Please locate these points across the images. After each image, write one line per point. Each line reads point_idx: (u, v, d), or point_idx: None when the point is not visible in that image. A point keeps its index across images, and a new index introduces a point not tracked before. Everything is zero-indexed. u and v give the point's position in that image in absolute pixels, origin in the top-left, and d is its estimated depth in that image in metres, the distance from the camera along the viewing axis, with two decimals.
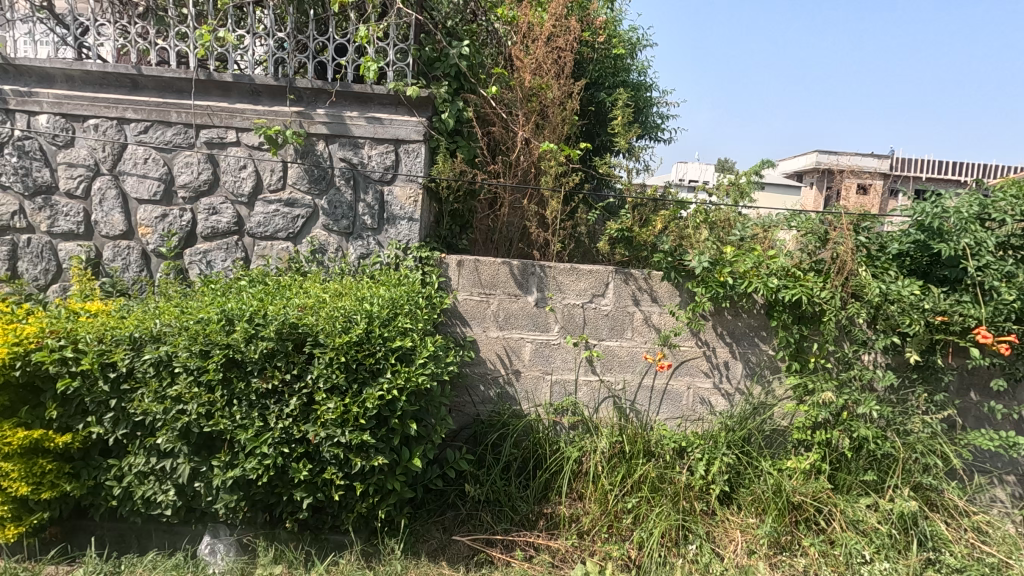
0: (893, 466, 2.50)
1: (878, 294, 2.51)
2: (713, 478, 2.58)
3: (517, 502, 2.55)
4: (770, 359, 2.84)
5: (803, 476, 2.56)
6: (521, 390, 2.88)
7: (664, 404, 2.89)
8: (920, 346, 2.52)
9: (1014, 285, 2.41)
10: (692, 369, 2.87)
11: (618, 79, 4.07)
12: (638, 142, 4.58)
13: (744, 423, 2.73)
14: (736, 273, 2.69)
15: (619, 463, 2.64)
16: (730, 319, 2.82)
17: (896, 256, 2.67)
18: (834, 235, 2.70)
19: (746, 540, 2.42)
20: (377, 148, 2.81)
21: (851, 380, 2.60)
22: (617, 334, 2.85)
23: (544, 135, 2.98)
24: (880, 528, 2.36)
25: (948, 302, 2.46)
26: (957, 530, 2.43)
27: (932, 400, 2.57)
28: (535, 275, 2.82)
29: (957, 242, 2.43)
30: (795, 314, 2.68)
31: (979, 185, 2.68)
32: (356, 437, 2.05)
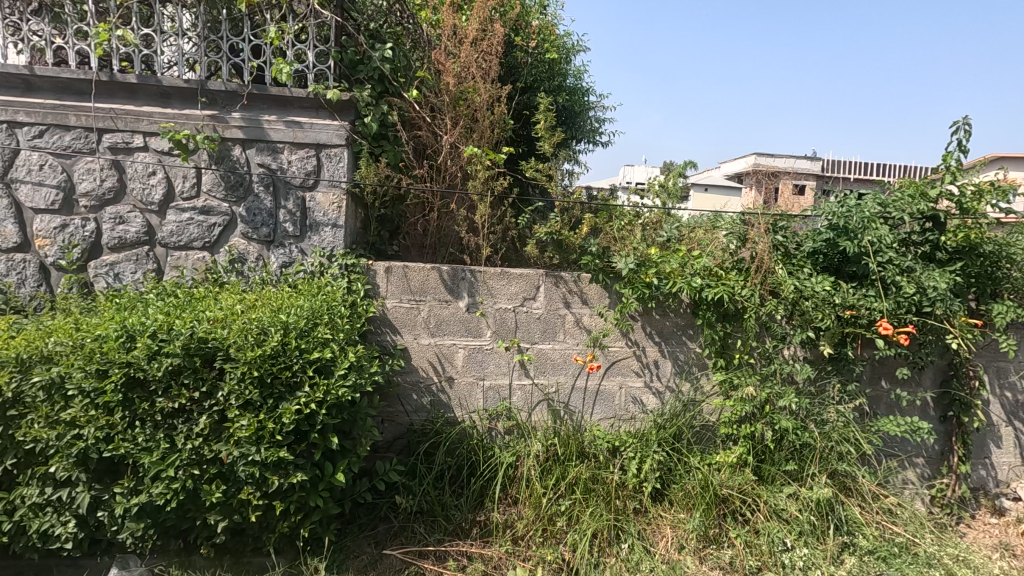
0: (812, 455, 2.60)
1: (793, 291, 2.63)
2: (645, 475, 2.61)
3: (450, 511, 2.51)
4: (698, 357, 2.91)
5: (731, 470, 2.60)
6: (454, 397, 2.85)
7: (598, 405, 2.92)
8: (833, 340, 2.64)
9: (914, 279, 2.57)
10: (623, 369, 2.91)
11: (552, 83, 4.11)
12: (576, 145, 4.64)
13: (674, 420, 2.79)
14: (662, 274, 2.74)
15: (553, 466, 2.65)
16: (658, 318, 2.88)
17: (810, 253, 2.78)
18: (752, 235, 2.81)
19: (676, 536, 2.46)
20: (297, 153, 2.72)
21: (772, 374, 2.69)
22: (549, 336, 2.86)
23: (471, 140, 2.97)
24: (800, 515, 2.46)
25: (856, 296, 2.60)
26: (871, 513, 2.55)
27: (846, 389, 2.70)
28: (465, 279, 2.80)
29: (862, 239, 2.58)
30: (719, 312, 2.76)
31: (883, 185, 2.84)
32: (272, 454, 1.95)
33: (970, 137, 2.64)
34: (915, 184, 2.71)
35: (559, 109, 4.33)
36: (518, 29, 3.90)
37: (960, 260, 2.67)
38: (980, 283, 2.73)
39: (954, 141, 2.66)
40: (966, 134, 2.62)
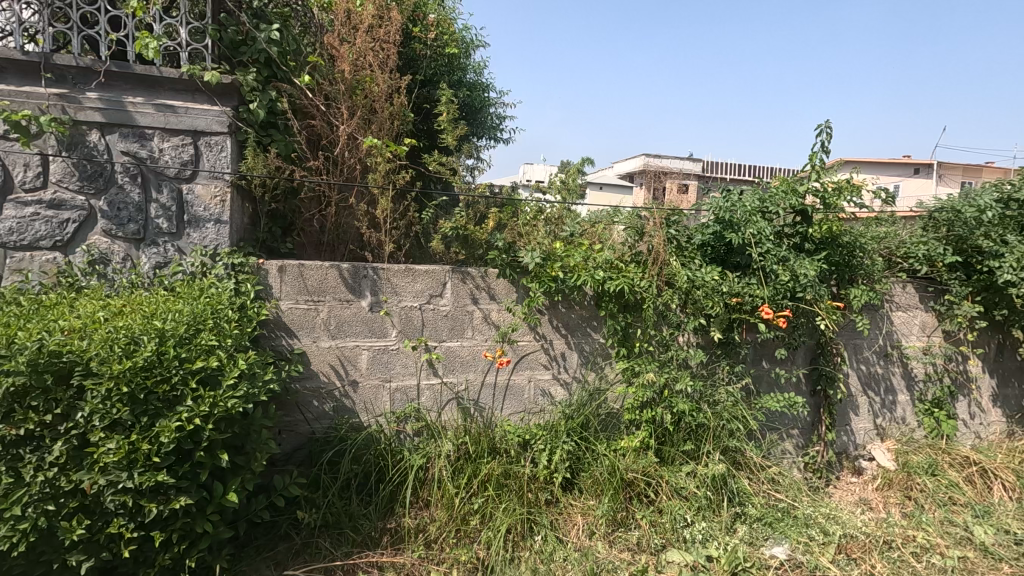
0: (706, 434, 2.78)
1: (686, 281, 2.80)
2: (556, 466, 2.64)
3: (358, 521, 2.38)
4: (601, 347, 3.01)
5: (635, 454, 2.73)
6: (359, 401, 2.71)
7: (507, 400, 2.92)
8: (722, 325, 2.85)
9: (788, 267, 2.83)
10: (532, 362, 2.93)
11: (452, 77, 4.04)
12: (478, 142, 4.65)
13: (581, 409, 2.85)
14: (566, 267, 2.79)
15: (464, 465, 2.61)
16: (564, 311, 2.93)
17: (699, 246, 3.00)
18: (649, 228, 2.96)
19: (587, 523, 2.53)
20: (169, 140, 2.44)
21: (670, 361, 2.84)
22: (457, 334, 2.81)
23: (370, 131, 2.84)
24: (698, 491, 2.63)
25: (740, 285, 2.82)
26: (758, 484, 2.78)
27: (734, 370, 2.92)
28: (367, 277, 2.67)
29: (744, 232, 2.80)
30: (621, 303, 2.86)
31: (760, 183, 3.10)
32: (148, 479, 1.72)
33: (831, 140, 2.93)
34: (786, 182, 2.97)
35: (459, 104, 4.29)
36: (415, 20, 3.78)
37: (824, 250, 2.98)
38: (841, 270, 3.06)
39: (818, 143, 2.94)
40: (829, 137, 2.91)
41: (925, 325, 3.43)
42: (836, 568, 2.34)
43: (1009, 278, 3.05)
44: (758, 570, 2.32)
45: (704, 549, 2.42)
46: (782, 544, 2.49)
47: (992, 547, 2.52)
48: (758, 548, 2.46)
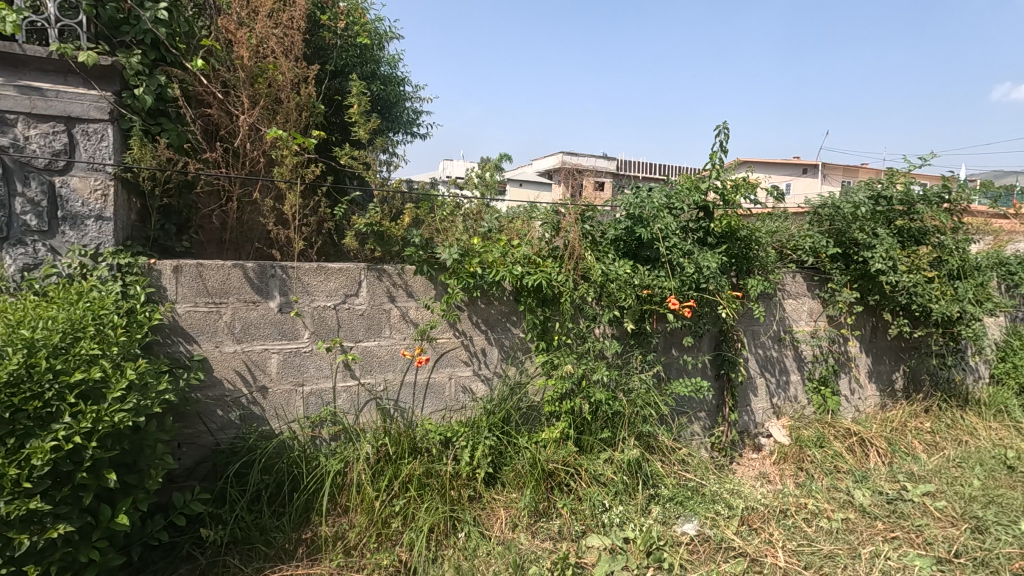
0: (622, 422, 2.89)
1: (600, 275, 2.90)
2: (478, 462, 2.64)
3: (271, 534, 2.25)
4: (521, 341, 3.03)
5: (555, 445, 2.78)
6: (269, 407, 2.56)
7: (428, 398, 2.88)
8: (634, 316, 2.97)
9: (693, 260, 3.00)
10: (452, 359, 2.91)
11: (364, 69, 3.91)
12: (393, 136, 4.56)
13: (502, 404, 2.87)
14: (485, 263, 2.78)
15: (385, 467, 2.55)
16: (483, 307, 2.93)
17: (613, 241, 3.11)
18: (564, 224, 3.03)
19: (510, 515, 2.56)
20: (37, 127, 2.18)
21: (587, 352, 2.92)
22: (374, 333, 2.73)
23: (274, 122, 2.69)
24: (615, 477, 2.73)
25: (651, 277, 2.95)
26: (669, 465, 2.94)
27: (647, 359, 3.06)
28: (275, 277, 2.52)
29: (652, 227, 2.94)
30: (539, 298, 2.90)
31: (667, 180, 3.26)
32: (19, 508, 1.53)
33: (728, 140, 3.13)
34: (690, 180, 3.15)
35: (372, 97, 4.17)
36: (324, 7, 3.62)
37: (724, 244, 3.19)
38: (740, 262, 3.28)
39: (717, 143, 3.13)
40: (727, 137, 3.10)
41: (812, 311, 3.76)
42: (739, 539, 2.51)
43: (879, 266, 3.42)
44: (671, 547, 2.44)
45: (621, 531, 2.51)
46: (692, 520, 2.64)
47: (869, 507, 2.81)
48: (670, 526, 2.59)
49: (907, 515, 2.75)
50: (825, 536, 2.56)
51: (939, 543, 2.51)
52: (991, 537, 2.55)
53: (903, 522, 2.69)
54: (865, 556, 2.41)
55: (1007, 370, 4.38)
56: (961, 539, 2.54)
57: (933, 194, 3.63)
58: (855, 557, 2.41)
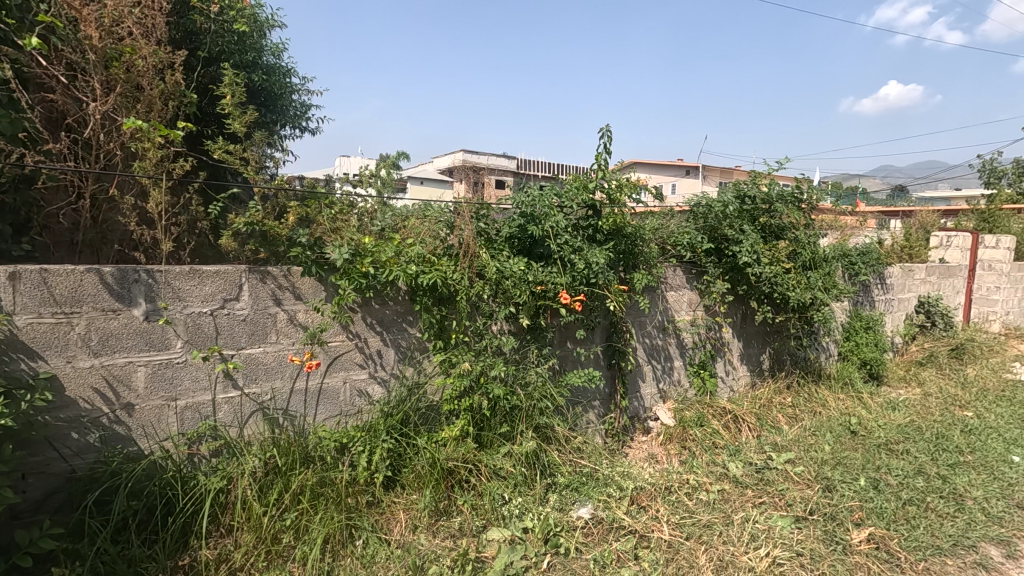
0: (520, 415, 2.96)
1: (495, 272, 2.94)
2: (376, 466, 2.58)
3: (141, 566, 2.05)
4: (418, 341, 2.99)
5: (454, 442, 2.80)
6: (137, 426, 2.32)
7: (321, 405, 2.76)
8: (529, 312, 3.04)
9: (583, 256, 3.13)
10: (346, 362, 2.81)
11: (243, 58, 3.67)
12: (278, 130, 4.33)
13: (400, 406, 2.84)
14: (377, 263, 2.71)
15: (274, 480, 2.42)
16: (377, 307, 2.85)
17: (507, 238, 3.17)
18: (458, 222, 3.06)
19: (409, 518, 2.53)
20: None
21: (484, 349, 2.95)
22: (258, 340, 2.57)
23: (134, 111, 2.43)
24: (514, 470, 2.80)
25: (543, 274, 3.04)
26: (565, 454, 3.06)
27: (542, 353, 3.15)
28: (139, 282, 2.29)
29: (544, 225, 3.03)
30: (434, 297, 2.87)
31: (557, 179, 3.39)
32: None
33: (612, 142, 3.30)
34: (579, 179, 3.29)
35: (253, 88, 3.92)
36: None
37: (612, 240, 3.36)
38: (627, 258, 3.48)
39: (602, 144, 3.29)
40: (610, 139, 3.27)
41: (691, 301, 4.07)
42: (629, 518, 2.67)
43: (746, 259, 3.79)
44: (566, 532, 2.54)
45: (520, 522, 2.57)
46: (586, 504, 2.77)
47: (741, 477, 3.11)
48: (567, 512, 2.70)
49: (772, 481, 3.07)
50: (704, 508, 2.80)
51: (797, 504, 2.83)
52: (838, 494, 2.93)
53: (769, 488, 3.00)
54: (736, 521, 2.66)
55: (851, 348, 5.04)
56: (815, 498, 2.88)
57: (788, 194, 4.08)
58: (728, 524, 2.65)
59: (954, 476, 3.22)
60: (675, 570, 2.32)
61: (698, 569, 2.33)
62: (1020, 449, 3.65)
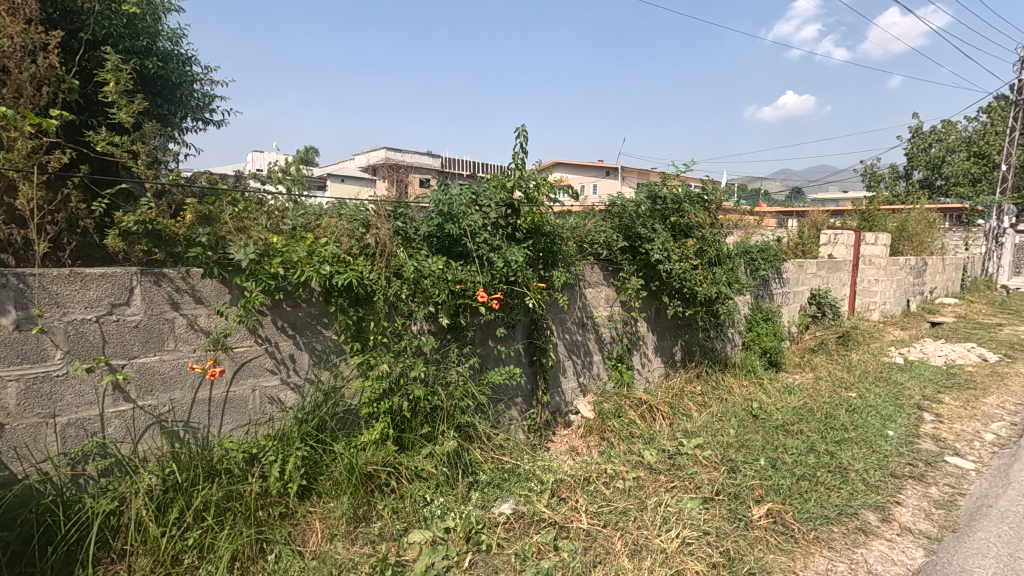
0: (441, 415, 2.95)
1: (414, 272, 2.90)
2: (289, 476, 2.47)
3: None
4: (334, 344, 2.88)
5: (374, 446, 2.73)
6: (8, 447, 2.09)
7: (227, 414, 2.60)
8: (449, 311, 3.03)
9: (502, 254, 3.15)
10: (254, 369, 2.66)
11: (134, 43, 3.40)
12: (179, 121, 4.05)
13: (315, 411, 2.73)
14: (287, 263, 2.58)
15: (174, 498, 2.25)
16: (289, 310, 2.71)
17: (425, 237, 3.13)
18: (374, 221, 2.99)
19: (326, 526, 2.45)
20: None
21: (404, 350, 2.91)
22: (153, 347, 2.38)
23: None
24: (436, 470, 2.79)
25: (463, 272, 3.04)
26: (487, 451, 3.08)
27: (463, 352, 3.15)
28: (7, 287, 2.05)
29: (462, 223, 3.03)
30: (350, 297, 2.79)
31: (475, 178, 3.39)
32: None
33: (528, 142, 3.36)
34: (497, 178, 3.31)
35: (147, 75, 3.65)
36: None
37: (531, 238, 3.41)
38: (546, 256, 3.54)
39: (519, 144, 3.34)
40: (527, 139, 3.32)
41: (609, 297, 4.20)
42: (549, 510, 2.73)
43: (657, 256, 3.98)
44: (488, 528, 2.55)
45: (442, 522, 2.55)
46: (508, 500, 2.80)
47: (655, 464, 3.27)
48: (489, 508, 2.72)
49: (683, 466, 3.24)
50: (620, 495, 2.91)
51: (705, 486, 3.01)
52: (741, 474, 3.15)
53: (680, 472, 3.17)
54: (650, 506, 2.79)
55: (753, 338, 5.43)
56: (720, 479, 3.08)
57: (695, 195, 4.33)
58: (642, 509, 2.77)
59: (839, 451, 3.55)
60: (593, 557, 2.40)
61: (614, 555, 2.42)
62: (893, 424, 4.09)
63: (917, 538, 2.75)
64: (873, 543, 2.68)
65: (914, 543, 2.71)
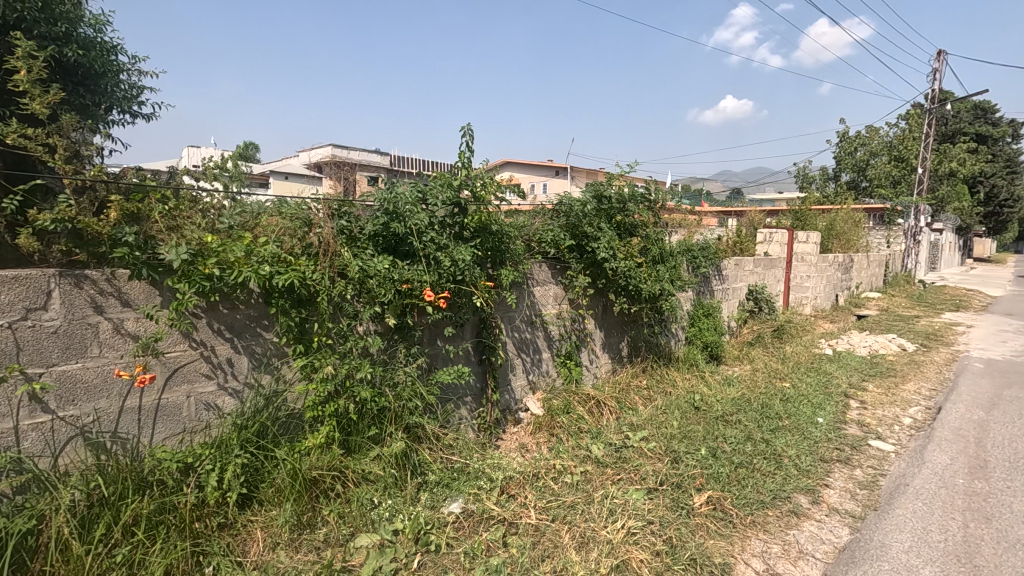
0: (389, 417, 2.91)
1: (358, 271, 2.85)
2: (228, 485, 2.38)
3: None
4: (276, 347, 2.78)
5: (319, 450, 2.67)
6: None
7: (159, 423, 2.47)
8: (396, 311, 2.99)
9: (449, 253, 3.13)
10: (189, 374, 2.53)
11: (48, 29, 3.20)
12: (103, 114, 3.82)
13: (256, 417, 2.64)
14: (223, 263, 2.48)
15: (100, 513, 2.13)
16: (226, 312, 2.60)
17: (371, 236, 3.07)
18: (316, 220, 2.92)
19: (269, 535, 2.38)
20: None
21: (349, 351, 2.85)
22: (74, 355, 2.23)
23: None
24: (384, 472, 2.75)
25: (409, 272, 3.00)
26: (437, 451, 3.07)
27: (410, 352, 3.12)
28: None
29: (408, 222, 2.99)
30: (293, 298, 2.71)
31: (422, 177, 3.36)
32: None
33: (474, 141, 3.35)
34: (444, 177, 3.29)
35: (66, 64, 3.43)
36: None
37: (479, 237, 3.40)
38: (494, 255, 3.55)
39: (465, 143, 3.33)
40: (473, 138, 3.31)
41: (557, 295, 4.25)
42: (498, 507, 2.75)
43: (604, 254, 4.07)
44: (437, 529, 2.54)
45: (390, 524, 2.52)
46: (457, 499, 2.80)
47: (602, 457, 3.34)
48: (438, 508, 2.71)
49: (628, 459, 3.34)
50: (568, 489, 2.96)
51: (649, 477, 3.11)
52: (683, 464, 3.27)
53: (626, 465, 3.26)
54: (597, 499, 2.86)
55: (695, 333, 5.63)
56: (664, 470, 3.18)
57: (639, 195, 4.45)
58: (589, 502, 2.83)
59: (774, 438, 3.74)
60: (541, 551, 2.43)
61: (562, 548, 2.46)
62: (822, 411, 4.35)
63: (843, 517, 2.94)
64: (804, 524, 2.84)
65: (840, 522, 2.89)
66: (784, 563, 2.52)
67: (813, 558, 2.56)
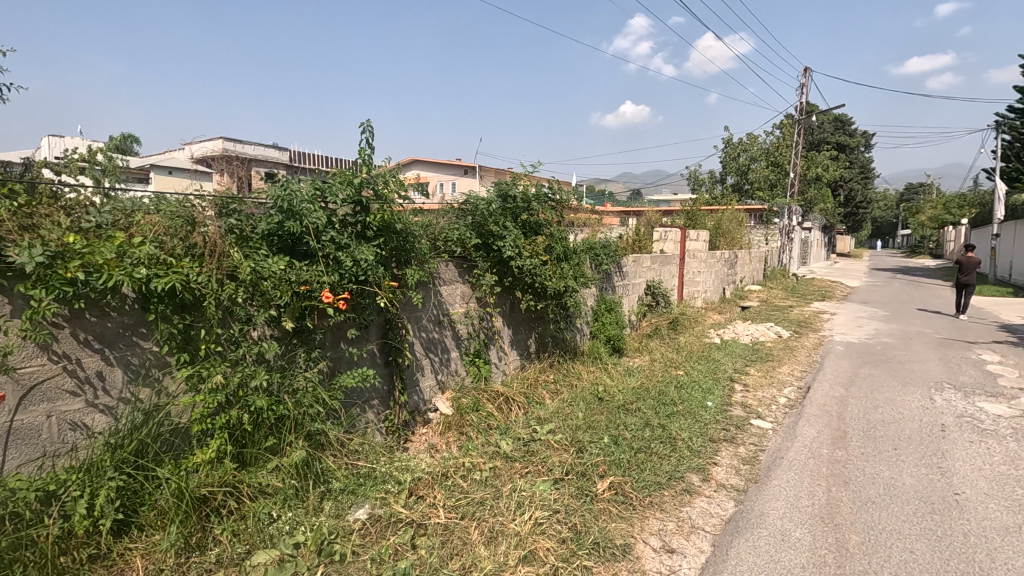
0: (288, 425, 2.78)
1: (250, 272, 2.68)
2: (101, 512, 2.16)
3: None
4: (156, 357, 2.54)
5: (208, 467, 2.48)
6: None
7: (12, 449, 2.18)
8: (294, 315, 2.85)
9: (350, 253, 3.03)
10: (49, 392, 2.25)
11: None
12: None
13: (132, 435, 2.41)
14: (89, 266, 2.22)
15: None
16: (94, 320, 2.34)
17: (265, 235, 2.90)
18: (201, 218, 2.70)
19: (151, 562, 2.19)
20: None
21: (241, 359, 2.68)
22: None
23: None
24: (283, 484, 2.63)
25: (308, 272, 2.87)
26: (340, 458, 2.98)
27: (310, 357, 2.98)
28: None
29: (305, 220, 2.86)
30: (175, 303, 2.49)
31: (319, 173, 3.23)
32: None
33: (374, 138, 3.28)
34: (344, 174, 3.17)
35: None
36: None
37: (382, 236, 3.32)
38: (399, 254, 3.47)
39: (365, 140, 3.24)
40: (372, 135, 3.23)
41: (464, 294, 4.26)
42: (407, 509, 2.71)
43: (509, 252, 4.14)
44: (342, 537, 2.46)
45: (291, 537, 2.40)
46: (363, 505, 2.73)
47: (510, 452, 3.40)
48: (343, 516, 2.62)
49: (536, 451, 3.42)
50: (477, 486, 2.98)
51: (556, 467, 3.21)
52: (587, 452, 3.40)
53: (534, 458, 3.34)
54: (505, 493, 2.91)
55: (599, 327, 5.88)
56: (569, 460, 3.30)
57: (542, 194, 4.57)
58: (498, 497, 2.87)
59: (669, 423, 4.01)
60: (450, 549, 2.43)
61: (471, 545, 2.48)
62: (711, 395, 4.72)
63: (729, 491, 3.21)
64: (695, 501, 3.07)
65: (726, 496, 3.15)
66: (678, 539, 2.70)
67: (703, 532, 2.78)
